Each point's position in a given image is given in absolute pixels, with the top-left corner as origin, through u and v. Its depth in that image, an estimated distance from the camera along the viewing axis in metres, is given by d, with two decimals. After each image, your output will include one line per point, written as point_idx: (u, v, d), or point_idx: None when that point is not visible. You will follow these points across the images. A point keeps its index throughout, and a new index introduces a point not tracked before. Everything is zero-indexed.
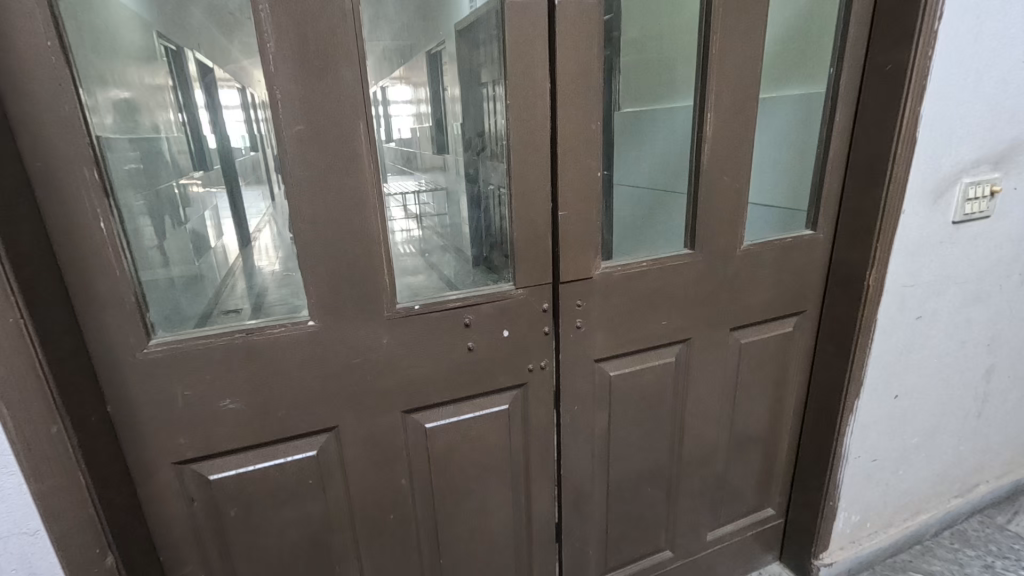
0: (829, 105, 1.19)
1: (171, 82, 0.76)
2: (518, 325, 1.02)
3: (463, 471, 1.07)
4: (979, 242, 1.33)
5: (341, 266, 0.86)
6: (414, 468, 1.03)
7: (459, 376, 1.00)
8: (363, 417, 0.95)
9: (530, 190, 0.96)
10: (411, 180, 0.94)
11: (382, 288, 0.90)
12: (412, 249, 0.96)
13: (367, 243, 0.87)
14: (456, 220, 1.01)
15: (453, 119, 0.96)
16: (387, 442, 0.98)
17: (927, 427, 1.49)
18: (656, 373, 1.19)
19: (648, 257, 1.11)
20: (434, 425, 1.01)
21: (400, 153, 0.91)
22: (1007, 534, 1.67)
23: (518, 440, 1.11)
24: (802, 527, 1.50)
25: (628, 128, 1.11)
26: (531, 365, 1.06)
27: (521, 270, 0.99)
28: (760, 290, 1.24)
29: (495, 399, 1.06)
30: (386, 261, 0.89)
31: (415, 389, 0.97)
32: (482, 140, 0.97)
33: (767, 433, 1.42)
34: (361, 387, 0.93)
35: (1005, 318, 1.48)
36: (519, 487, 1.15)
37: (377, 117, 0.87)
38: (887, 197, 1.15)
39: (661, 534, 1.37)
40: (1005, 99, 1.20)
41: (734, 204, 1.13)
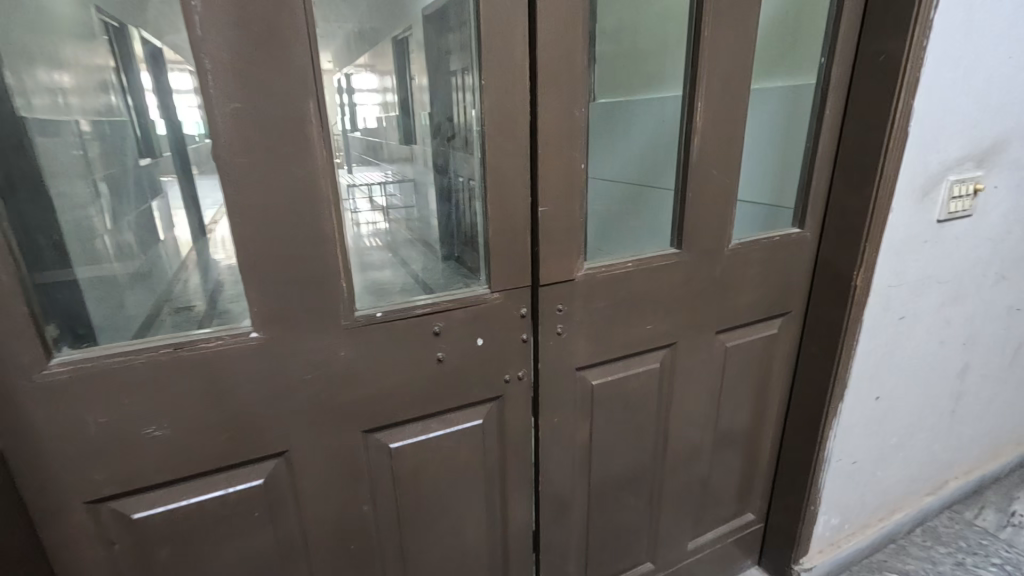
0: (818, 97, 1.13)
1: (112, 62, 0.65)
2: (493, 332, 0.92)
3: (434, 492, 0.97)
4: (961, 241, 1.31)
5: (289, 268, 0.74)
6: (379, 493, 0.92)
7: (428, 390, 0.90)
8: (318, 439, 0.84)
9: (507, 183, 0.86)
10: (377, 171, 0.83)
11: (338, 293, 0.78)
12: (378, 243, 0.85)
13: (319, 241, 0.75)
14: (425, 213, 0.91)
15: (421, 109, 0.86)
16: (347, 465, 0.87)
17: (905, 427, 1.48)
18: (640, 380, 1.12)
19: (634, 256, 1.03)
20: (400, 444, 0.91)
21: (364, 142, 0.80)
22: (975, 530, 1.69)
23: (494, 457, 1.02)
24: (783, 532, 1.47)
25: (612, 118, 1.03)
26: (507, 376, 0.97)
27: (497, 271, 0.89)
28: (747, 291, 1.18)
29: (468, 413, 0.96)
30: (343, 263, 0.78)
31: (378, 405, 0.87)
32: (455, 127, 0.86)
33: (749, 437, 1.37)
34: (315, 406, 0.82)
35: (980, 317, 1.48)
36: (495, 505, 1.06)
37: (339, 104, 0.75)
38: (877, 195, 1.10)
39: (642, 546, 1.31)
40: (992, 96, 1.18)
41: (723, 200, 1.06)
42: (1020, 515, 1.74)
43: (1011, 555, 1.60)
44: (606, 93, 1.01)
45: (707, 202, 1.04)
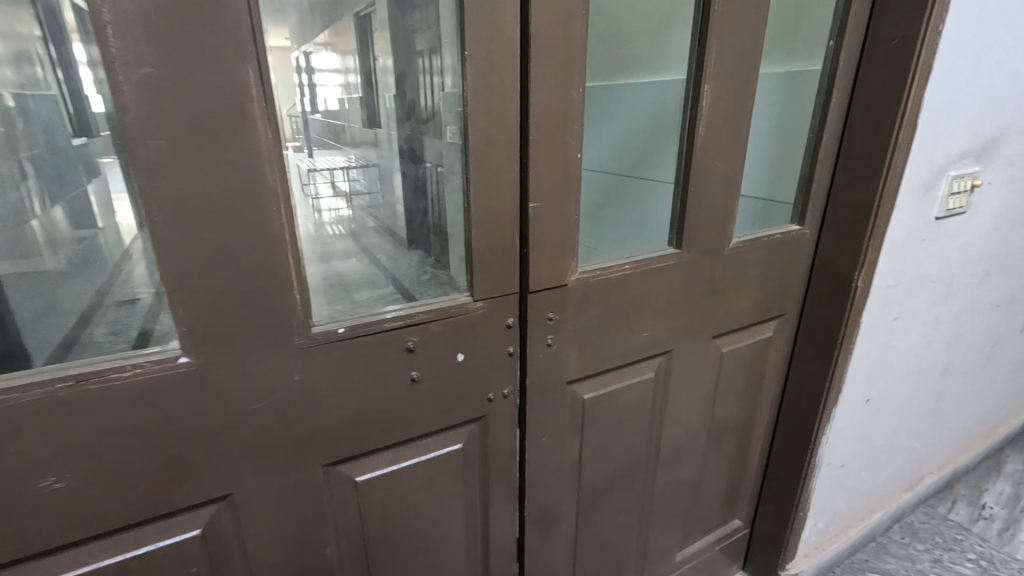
0: (824, 84, 1.05)
1: (38, 30, 0.51)
2: (475, 345, 0.81)
3: (408, 527, 0.86)
4: (955, 238, 1.27)
5: (229, 279, 0.60)
6: (344, 532, 0.80)
7: (401, 414, 0.78)
8: (270, 478, 0.71)
9: (492, 175, 0.74)
10: (339, 156, 0.70)
11: (291, 306, 0.65)
12: (341, 230, 0.72)
13: (266, 245, 0.61)
14: (392, 206, 0.77)
15: (385, 90, 0.72)
16: (306, 505, 0.75)
17: (891, 427, 1.45)
18: (632, 391, 1.03)
19: (630, 258, 0.94)
20: (368, 476, 0.79)
21: (325, 126, 0.67)
22: (949, 525, 1.70)
23: (475, 483, 0.91)
24: (770, 539, 1.42)
25: (603, 104, 0.92)
26: (491, 394, 0.86)
27: (480, 277, 0.78)
28: (744, 293, 1.10)
29: (447, 437, 0.85)
30: (295, 270, 0.64)
31: (342, 435, 0.74)
32: (425, 108, 0.74)
33: (740, 444, 1.31)
34: (266, 440, 0.69)
35: (965, 315, 1.45)
36: (476, 534, 0.95)
37: (297, 84, 0.62)
38: (883, 192, 1.04)
39: (630, 562, 1.24)
40: (995, 88, 1.12)
41: (726, 196, 0.97)
42: (990, 508, 1.76)
43: (985, 550, 1.61)
44: (602, 74, 0.90)
45: (710, 198, 0.95)
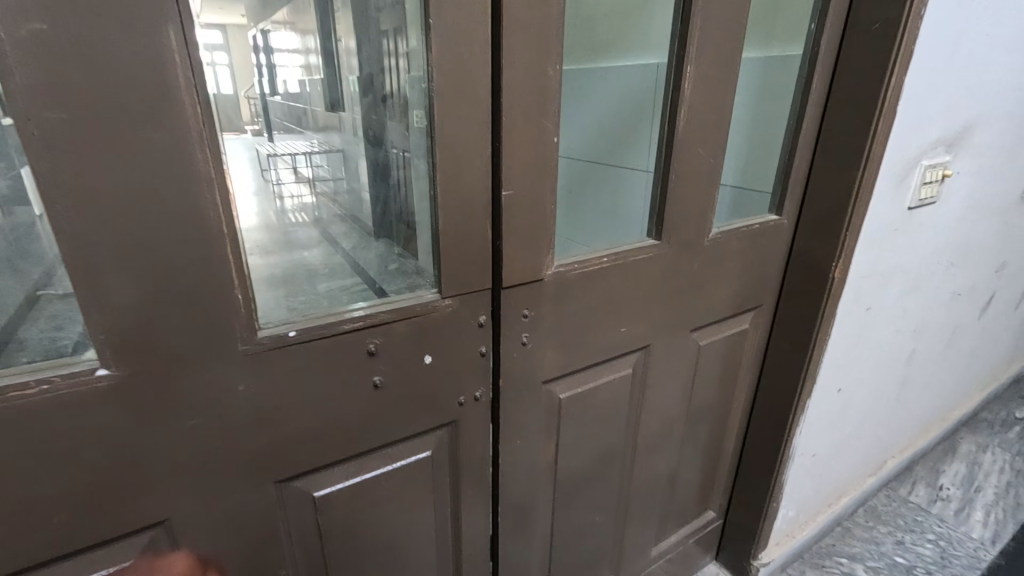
0: (804, 69, 1.02)
1: None
2: (443, 346, 0.75)
3: (374, 542, 0.80)
4: (925, 228, 1.27)
5: (156, 279, 0.52)
6: (302, 553, 0.73)
7: (362, 423, 0.71)
8: (215, 500, 0.63)
9: (460, 161, 0.67)
10: (301, 141, 0.67)
11: (231, 308, 0.57)
12: (304, 219, 0.69)
13: (198, 238, 0.53)
14: (358, 195, 0.73)
15: (348, 71, 0.67)
16: (257, 526, 0.68)
17: (859, 415, 1.47)
18: (609, 388, 0.99)
19: (608, 250, 0.89)
20: (326, 492, 0.72)
21: (286, 109, 0.63)
22: (910, 507, 1.75)
23: (445, 491, 0.86)
24: (742, 530, 1.43)
25: (580, 89, 0.88)
26: (461, 398, 0.80)
27: (448, 272, 0.71)
28: (723, 285, 1.07)
29: (414, 444, 0.79)
30: (235, 264, 0.56)
31: (296, 449, 0.67)
32: (389, 90, 0.68)
33: (715, 436, 1.29)
34: (207, 458, 0.61)
35: (930, 303, 1.47)
36: (446, 544, 0.90)
37: (255, 65, 0.57)
38: (861, 182, 1.02)
39: (606, 561, 1.21)
40: (968, 77, 1.12)
41: (706, 184, 0.93)
42: (947, 488, 1.82)
43: (943, 530, 1.67)
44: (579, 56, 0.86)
45: (691, 187, 0.91)
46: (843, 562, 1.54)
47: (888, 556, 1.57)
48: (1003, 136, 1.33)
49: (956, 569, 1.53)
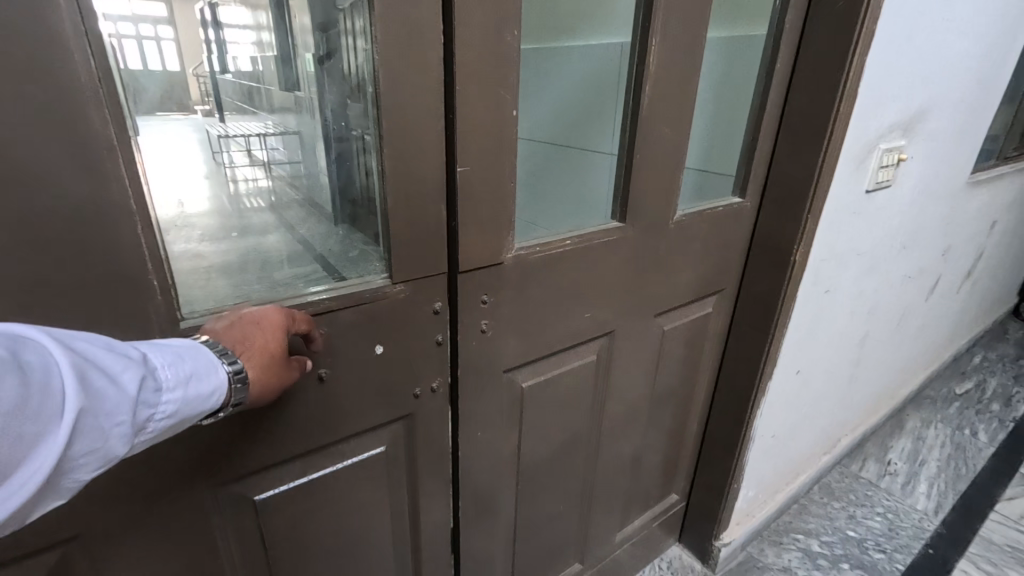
0: (769, 49, 1.00)
1: None
2: (395, 335, 0.70)
3: (322, 540, 0.77)
4: (880, 212, 1.29)
5: (54, 263, 0.46)
6: (243, 556, 0.70)
7: (307, 418, 0.67)
8: (139, 506, 0.58)
9: (408, 134, 0.62)
10: (255, 122, 0.64)
11: (147, 296, 0.52)
12: (260, 204, 0.67)
13: (101, 216, 0.47)
14: (316, 176, 0.69)
15: (304, 49, 0.63)
16: (192, 534, 0.64)
17: (816, 395, 1.50)
18: (573, 375, 0.96)
19: (571, 232, 0.86)
20: (267, 496, 0.69)
21: (237, 87, 0.60)
22: (862, 482, 1.81)
23: (401, 486, 0.82)
24: (704, 511, 1.44)
25: (540, 68, 0.85)
26: (417, 390, 0.76)
27: (399, 255, 0.66)
28: (687, 269, 1.06)
29: (364, 440, 0.75)
30: (147, 245, 0.50)
31: (230, 447, 0.63)
32: (351, 75, 0.62)
33: (678, 420, 1.29)
34: (129, 462, 0.56)
35: (883, 286, 1.51)
36: (403, 540, 0.87)
37: (205, 40, 0.55)
38: (823, 164, 1.01)
39: (570, 548, 1.20)
40: (924, 61, 1.13)
41: (671, 165, 0.90)
42: (895, 463, 1.90)
43: (891, 503, 1.73)
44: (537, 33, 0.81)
45: (656, 167, 0.88)
46: (799, 538, 1.59)
47: (841, 531, 1.62)
48: (953, 121, 1.36)
49: (903, 539, 1.60)
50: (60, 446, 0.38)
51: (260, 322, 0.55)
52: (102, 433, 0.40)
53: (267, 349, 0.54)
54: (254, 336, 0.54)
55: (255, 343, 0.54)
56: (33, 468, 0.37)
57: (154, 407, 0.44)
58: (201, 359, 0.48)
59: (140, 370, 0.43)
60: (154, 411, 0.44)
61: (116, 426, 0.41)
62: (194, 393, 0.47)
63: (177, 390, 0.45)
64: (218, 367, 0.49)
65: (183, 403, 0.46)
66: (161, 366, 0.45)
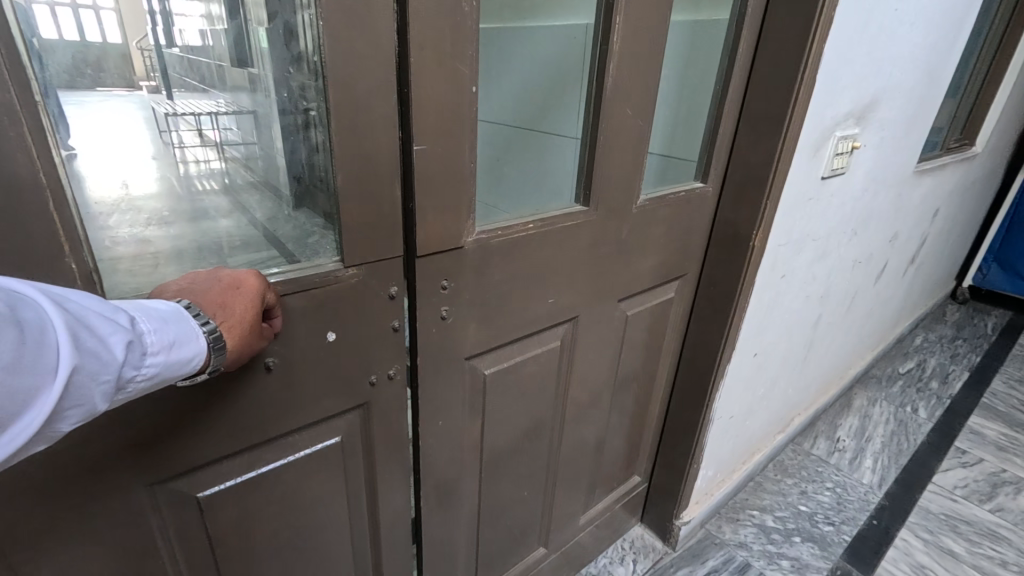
0: (731, 34, 0.99)
1: None
2: (347, 321, 0.67)
3: (273, 532, 0.74)
4: (834, 199, 1.33)
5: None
6: (186, 555, 0.67)
7: (254, 409, 0.64)
8: (65, 509, 0.54)
9: (358, 109, 0.58)
10: (205, 100, 0.59)
11: (65, 280, 0.49)
12: (213, 185, 0.63)
13: (7, 191, 0.43)
14: (272, 156, 0.65)
15: (257, 23, 0.58)
16: (129, 534, 0.60)
17: (771, 376, 1.55)
18: (537, 362, 0.96)
19: (534, 216, 0.84)
20: (212, 491, 0.65)
21: (187, 64, 0.56)
22: (813, 459, 1.90)
23: (357, 476, 0.80)
24: (665, 491, 1.48)
25: (500, 50, 0.85)
26: (373, 377, 0.74)
27: (349, 239, 0.63)
28: (649, 254, 1.06)
29: (317, 431, 0.72)
30: (62, 225, 0.47)
31: (169, 443, 0.59)
32: (303, 51, 0.58)
33: (640, 404, 1.30)
34: (51, 461, 0.51)
35: (836, 271, 1.57)
36: (361, 530, 0.85)
37: (148, 12, 0.52)
38: (781, 150, 1.03)
39: (534, 532, 1.20)
40: (878, 50, 1.15)
41: (635, 149, 0.89)
42: (843, 440, 1.99)
43: (840, 478, 1.82)
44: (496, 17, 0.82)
45: (619, 150, 0.86)
46: (755, 514, 1.64)
47: (793, 506, 1.69)
48: (902, 112, 1.41)
49: (850, 512, 1.68)
50: (51, 400, 0.39)
51: (239, 288, 0.52)
52: (88, 390, 0.41)
53: (246, 318, 0.52)
54: (233, 302, 0.52)
55: (234, 310, 0.51)
56: (25, 420, 0.38)
57: (137, 370, 0.44)
58: (183, 326, 0.47)
59: (128, 335, 0.43)
60: (137, 373, 0.44)
61: (101, 385, 0.42)
62: (175, 359, 0.46)
63: (161, 354, 0.45)
64: (198, 335, 0.47)
65: (166, 367, 0.46)
66: (147, 330, 0.44)
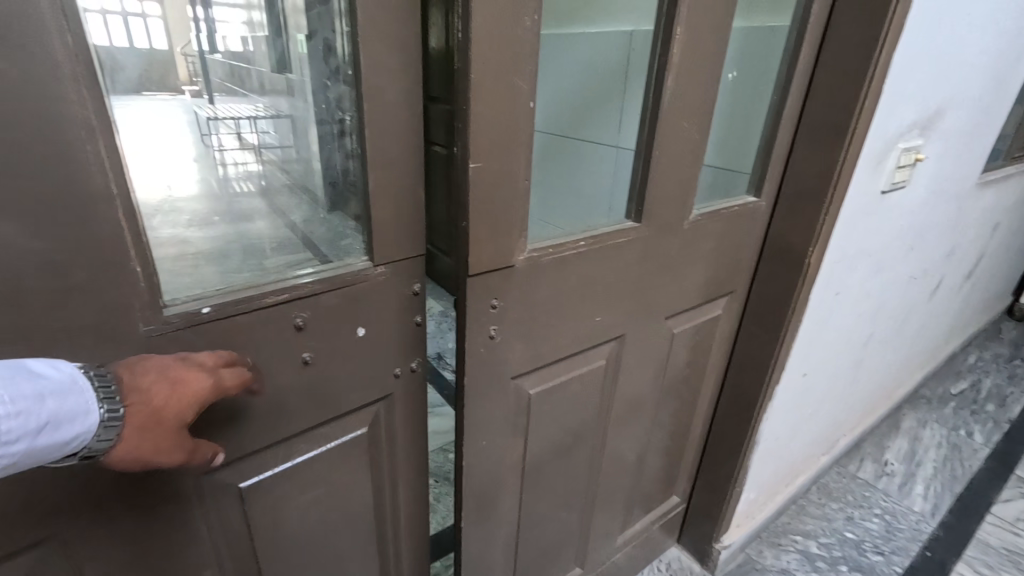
0: (792, 42, 0.95)
1: None
2: (375, 316, 0.69)
3: (309, 527, 0.75)
4: (893, 213, 1.26)
5: (26, 245, 0.44)
6: (227, 547, 0.68)
7: (289, 402, 0.65)
8: (118, 497, 0.55)
9: (388, 113, 0.61)
10: (244, 104, 0.60)
11: (130, 283, 0.50)
12: (251, 188, 0.63)
13: (86, 202, 0.45)
14: (308, 158, 0.66)
15: (297, 30, 0.60)
16: (176, 528, 0.61)
17: (819, 396, 1.49)
18: (581, 381, 0.93)
19: (586, 233, 0.81)
20: (252, 480, 0.67)
21: (228, 69, 0.57)
22: (858, 483, 1.80)
23: (384, 472, 0.81)
24: (705, 513, 1.43)
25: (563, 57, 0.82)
26: (397, 369, 0.74)
27: (377, 236, 0.65)
28: (699, 269, 1.02)
29: (347, 423, 0.73)
30: (129, 231, 0.48)
31: (213, 437, 0.60)
32: (340, 63, 0.59)
33: (682, 422, 1.26)
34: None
35: (890, 287, 1.49)
36: (386, 528, 0.85)
37: (192, 19, 0.52)
38: (844, 164, 0.98)
39: (571, 552, 1.18)
40: (946, 58, 1.09)
41: (690, 163, 0.86)
42: (892, 464, 1.89)
43: (889, 504, 1.73)
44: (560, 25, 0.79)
45: (673, 164, 0.83)
46: (798, 540, 1.57)
47: (839, 532, 1.61)
48: (967, 121, 1.33)
49: (900, 542, 1.59)
50: None
51: (178, 386, 0.49)
52: None
53: (159, 416, 0.47)
54: (159, 393, 0.47)
55: (152, 401, 0.47)
56: None
57: None
58: (70, 401, 0.41)
59: None
60: None
61: None
62: (45, 443, 0.40)
63: (23, 440, 0.38)
64: (91, 410, 0.42)
65: (27, 454, 0.39)
66: (9, 412, 0.38)
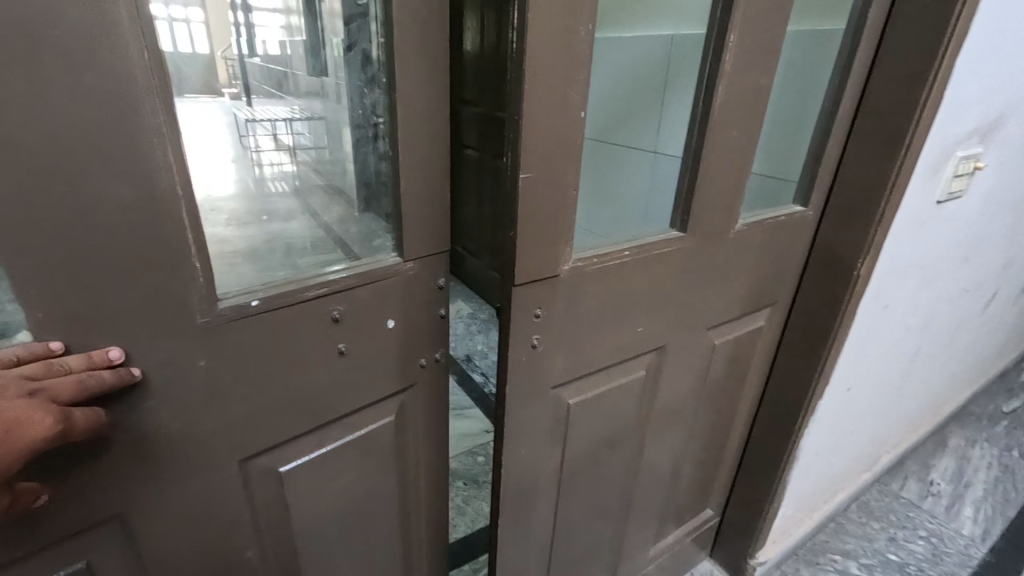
0: (846, 44, 0.91)
1: None
2: (408, 307, 0.70)
3: (344, 516, 0.77)
4: (947, 223, 1.21)
5: (94, 242, 0.45)
6: (268, 533, 0.70)
7: (326, 391, 0.67)
8: (171, 478, 0.57)
9: (423, 112, 0.61)
10: (281, 106, 0.65)
11: (191, 279, 0.51)
12: (284, 187, 0.67)
13: (154, 205, 0.47)
14: (339, 160, 0.68)
15: (332, 34, 0.62)
16: (221, 512, 0.63)
17: (862, 412, 1.43)
18: (620, 390, 0.92)
19: (630, 243, 0.80)
20: (292, 467, 0.68)
21: (267, 72, 0.61)
22: (902, 502, 1.73)
23: (411, 460, 0.82)
24: (740, 528, 1.39)
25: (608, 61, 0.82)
26: (423, 360, 0.75)
27: (410, 232, 0.66)
28: (742, 277, 0.99)
29: (376, 411, 0.74)
30: (193, 231, 0.50)
31: (255, 425, 0.62)
32: (376, 72, 0.60)
33: (719, 433, 1.23)
34: (162, 432, 0.55)
35: (940, 300, 1.43)
36: (410, 517, 0.86)
37: (233, 23, 0.56)
38: (900, 173, 0.94)
39: (603, 562, 1.16)
40: (1011, 62, 1.04)
41: (738, 171, 0.83)
42: (938, 483, 1.80)
43: (934, 526, 1.66)
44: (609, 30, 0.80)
45: (721, 172, 0.81)
46: (837, 559, 1.52)
47: (881, 554, 1.55)
48: None
49: (947, 567, 1.52)
50: None
51: (12, 429, 0.40)
52: None
53: None
54: None
55: None
56: None
57: None
58: None
59: None
60: None
61: None
62: None
63: None
64: None
65: None
66: None
